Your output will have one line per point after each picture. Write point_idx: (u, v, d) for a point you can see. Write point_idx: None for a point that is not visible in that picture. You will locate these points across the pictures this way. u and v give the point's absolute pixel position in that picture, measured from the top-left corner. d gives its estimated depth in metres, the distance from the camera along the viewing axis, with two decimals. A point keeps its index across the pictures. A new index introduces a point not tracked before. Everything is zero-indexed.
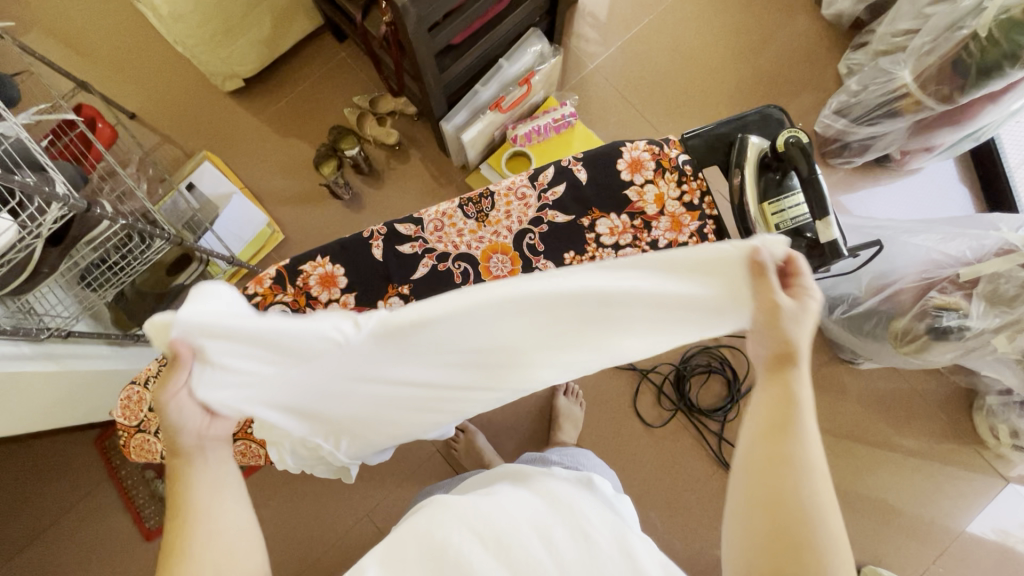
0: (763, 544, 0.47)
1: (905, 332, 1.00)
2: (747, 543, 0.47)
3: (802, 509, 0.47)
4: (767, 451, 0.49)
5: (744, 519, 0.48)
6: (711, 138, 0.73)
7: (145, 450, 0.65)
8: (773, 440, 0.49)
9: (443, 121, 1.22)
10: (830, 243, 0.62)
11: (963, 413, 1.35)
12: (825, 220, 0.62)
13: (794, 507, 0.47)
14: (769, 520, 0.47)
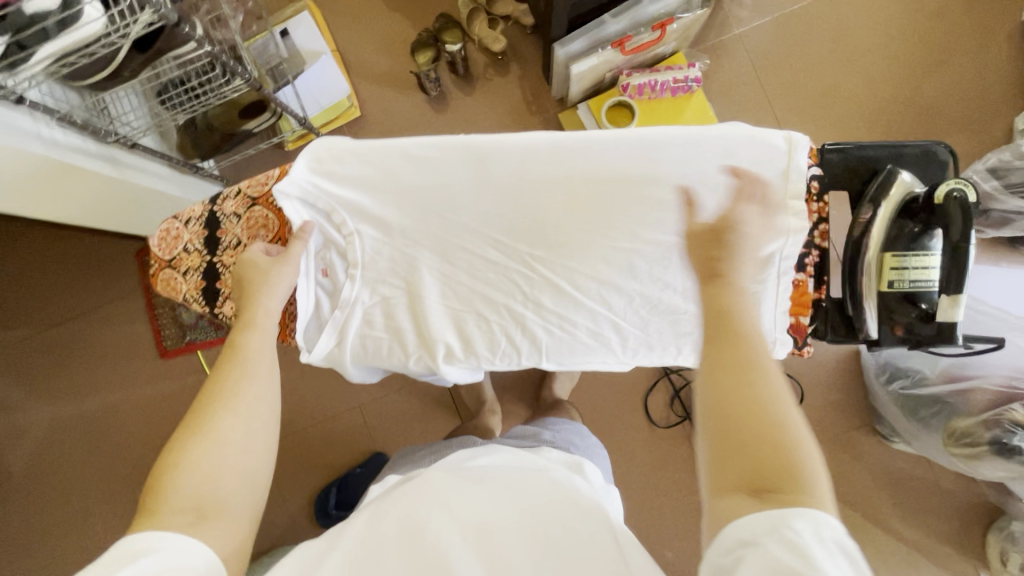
0: (738, 475, 0.43)
1: (963, 434, 0.93)
2: (720, 478, 0.44)
3: (786, 473, 0.42)
4: (722, 381, 0.46)
5: (710, 460, 0.45)
6: (852, 158, 0.61)
7: (170, 287, 0.64)
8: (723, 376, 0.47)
9: (556, 43, 1.10)
10: (948, 324, 0.54)
11: (978, 528, 1.26)
12: (953, 298, 0.53)
13: (767, 438, 0.43)
14: (736, 440, 0.44)
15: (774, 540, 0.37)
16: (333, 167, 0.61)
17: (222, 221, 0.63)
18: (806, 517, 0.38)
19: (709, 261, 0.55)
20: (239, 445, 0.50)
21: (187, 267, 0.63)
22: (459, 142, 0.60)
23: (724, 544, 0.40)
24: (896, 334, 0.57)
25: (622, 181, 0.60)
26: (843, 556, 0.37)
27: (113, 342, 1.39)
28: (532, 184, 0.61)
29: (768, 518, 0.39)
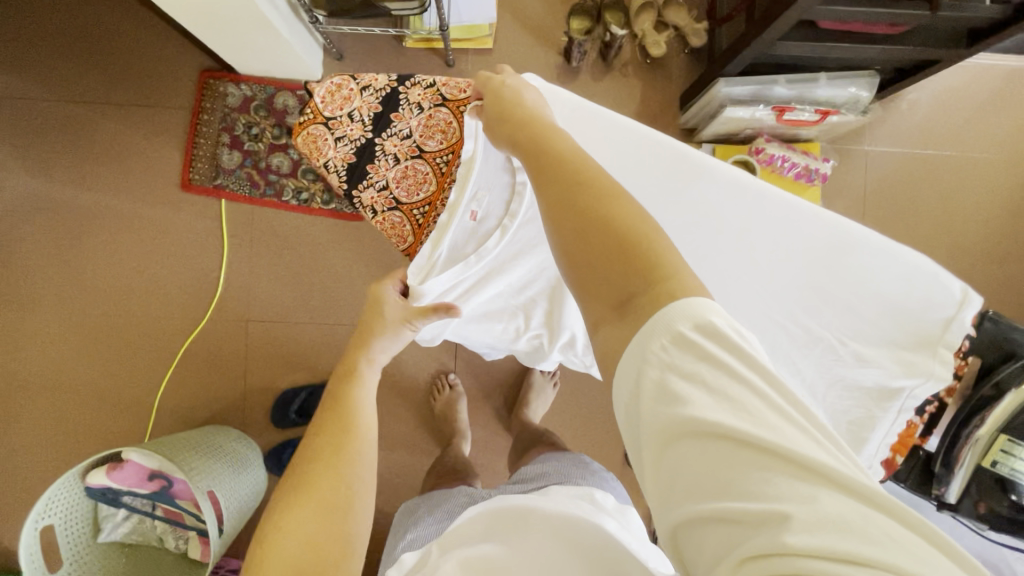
0: (601, 311, 0.42)
1: None
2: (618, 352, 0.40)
3: (638, 283, 0.40)
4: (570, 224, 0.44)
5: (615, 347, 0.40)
6: (1001, 338, 0.60)
7: (313, 144, 0.58)
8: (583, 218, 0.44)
9: (722, 79, 1.06)
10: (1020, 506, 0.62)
11: None
12: None
13: (620, 239, 0.42)
14: (601, 282, 0.42)
15: (640, 392, 0.38)
16: None
17: (400, 105, 0.58)
18: (657, 326, 0.38)
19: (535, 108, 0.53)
20: (340, 510, 0.57)
21: (344, 135, 0.58)
22: (669, 145, 0.58)
23: (622, 413, 0.40)
24: (976, 507, 0.63)
25: (802, 259, 0.58)
26: (695, 357, 0.36)
27: (133, 148, 1.26)
28: (719, 222, 0.59)
29: (630, 363, 0.39)
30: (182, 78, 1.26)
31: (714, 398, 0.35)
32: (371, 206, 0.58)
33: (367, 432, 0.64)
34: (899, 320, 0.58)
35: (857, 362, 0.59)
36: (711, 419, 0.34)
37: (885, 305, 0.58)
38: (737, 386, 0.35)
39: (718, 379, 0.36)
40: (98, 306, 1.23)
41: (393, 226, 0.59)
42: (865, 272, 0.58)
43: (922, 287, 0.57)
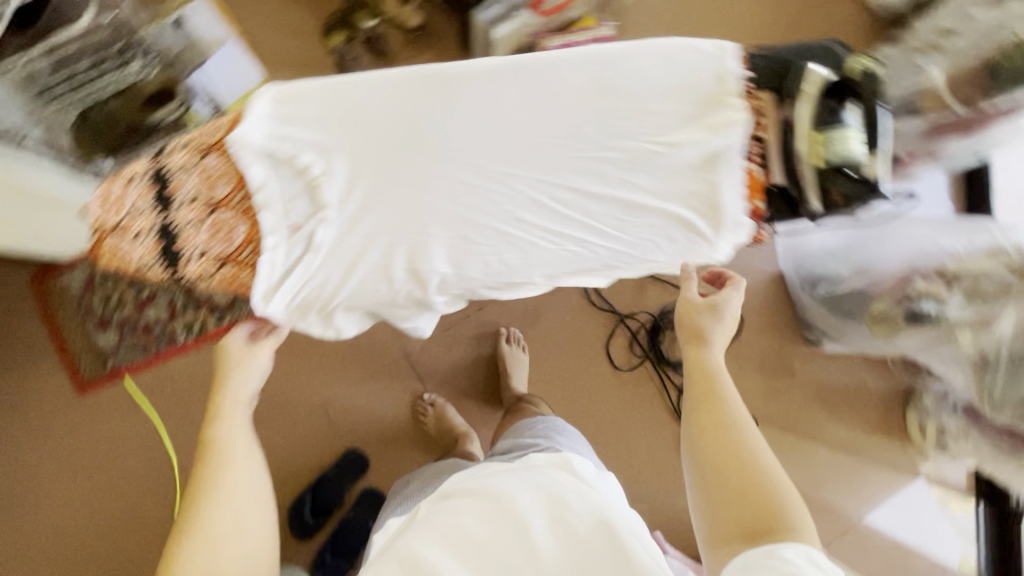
0: (732, 526, 0.59)
1: (882, 314, 1.07)
2: (715, 529, 0.61)
3: (774, 516, 0.57)
4: (710, 439, 0.66)
5: (707, 510, 0.62)
6: (774, 60, 0.66)
7: (120, 251, 0.61)
8: (716, 440, 0.66)
9: (476, 11, 1.17)
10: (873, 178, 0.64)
11: (898, 408, 1.46)
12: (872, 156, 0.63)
13: (749, 484, 0.61)
14: (731, 496, 0.61)
15: (748, 571, 0.52)
16: (297, 110, 0.60)
17: (170, 176, 0.59)
18: (794, 547, 0.52)
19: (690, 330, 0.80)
20: (229, 527, 0.60)
21: (138, 230, 0.59)
22: (421, 71, 0.62)
23: (727, 572, 0.54)
24: (834, 201, 0.65)
25: (581, 95, 0.63)
26: (813, 566, 0.50)
27: (8, 384, 1.19)
28: (498, 107, 0.62)
29: (758, 555, 0.53)
30: (14, 300, 1.20)
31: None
32: (202, 273, 0.60)
33: (250, 465, 0.67)
34: (685, 94, 0.65)
35: (674, 148, 0.64)
36: None
37: (667, 88, 0.65)
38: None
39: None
40: (70, 550, 1.17)
41: (231, 279, 0.61)
42: (636, 73, 0.64)
43: (682, 59, 0.65)
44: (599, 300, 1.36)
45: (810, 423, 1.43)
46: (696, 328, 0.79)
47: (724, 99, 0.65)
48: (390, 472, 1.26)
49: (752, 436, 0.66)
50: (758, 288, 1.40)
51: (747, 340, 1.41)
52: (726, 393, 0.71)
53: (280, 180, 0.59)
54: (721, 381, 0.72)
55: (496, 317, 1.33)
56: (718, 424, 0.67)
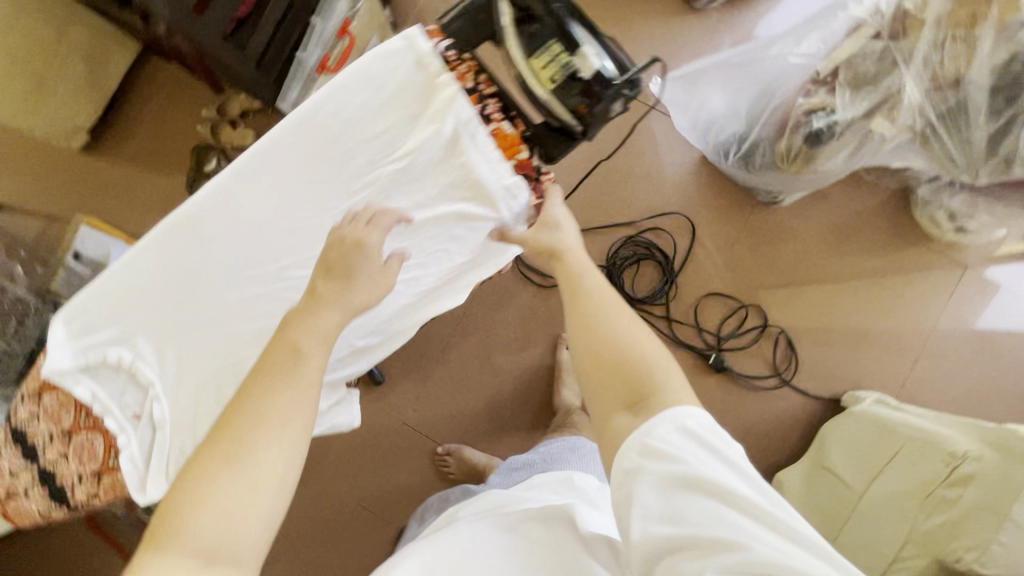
0: (613, 398, 0.52)
1: (788, 150, 0.95)
2: (600, 402, 0.53)
3: (647, 384, 0.51)
4: (581, 327, 0.57)
5: (591, 394, 0.54)
6: (473, 12, 0.63)
7: (25, 507, 0.68)
8: (581, 329, 0.57)
9: (278, 101, 1.20)
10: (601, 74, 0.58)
11: (903, 214, 1.32)
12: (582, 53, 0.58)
13: (632, 357, 0.53)
14: (604, 374, 0.53)
15: (643, 457, 0.46)
16: (84, 321, 0.63)
17: (26, 429, 0.65)
18: (678, 413, 0.48)
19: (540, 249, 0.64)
20: (264, 482, 0.43)
21: (24, 487, 0.66)
22: (162, 227, 0.63)
23: (621, 467, 0.48)
24: (584, 113, 0.60)
25: (307, 163, 0.64)
26: (700, 437, 0.46)
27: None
28: (245, 216, 0.64)
29: (641, 433, 0.48)
30: None
31: (701, 464, 0.44)
32: (89, 494, 0.65)
33: (293, 405, 0.46)
34: (398, 105, 0.64)
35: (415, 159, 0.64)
36: (697, 476, 0.44)
37: (380, 110, 0.64)
38: (737, 459, 0.45)
39: (707, 453, 0.45)
40: None
41: (114, 485, 0.65)
42: (342, 113, 0.64)
43: (377, 73, 0.63)
44: (547, 280, 1.32)
45: (820, 279, 1.32)
46: (545, 248, 0.64)
47: (433, 88, 0.63)
48: None
49: (617, 318, 0.56)
50: (690, 183, 1.32)
51: (709, 236, 1.32)
52: (584, 284, 0.60)
53: (106, 385, 0.63)
54: (585, 276, 0.61)
55: (464, 348, 1.33)
56: (581, 318, 0.57)
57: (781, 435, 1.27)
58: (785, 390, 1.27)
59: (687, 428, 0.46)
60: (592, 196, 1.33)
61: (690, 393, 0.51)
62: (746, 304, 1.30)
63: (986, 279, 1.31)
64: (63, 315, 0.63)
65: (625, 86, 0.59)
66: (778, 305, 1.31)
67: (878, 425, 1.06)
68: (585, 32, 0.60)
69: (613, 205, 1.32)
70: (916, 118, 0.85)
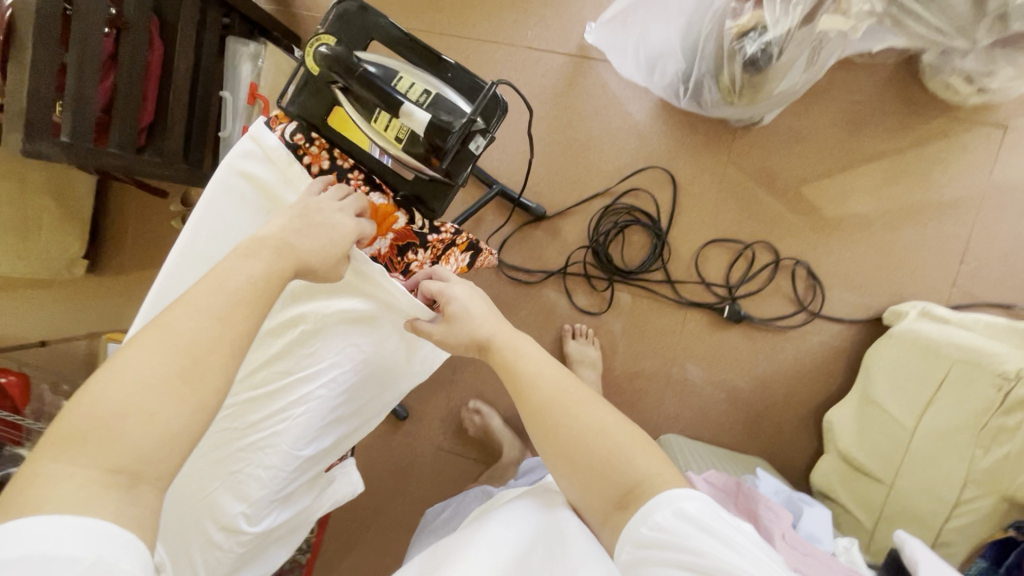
0: (602, 500, 0.53)
1: (731, 83, 0.85)
2: (593, 506, 0.54)
3: (627, 476, 0.52)
4: (541, 432, 0.55)
5: (579, 497, 0.54)
6: (310, 84, 0.59)
7: None
8: (538, 427, 0.55)
9: None
10: (433, 123, 0.52)
11: (914, 85, 1.12)
12: (403, 112, 0.52)
13: (602, 449, 0.52)
14: (588, 475, 0.53)
15: (645, 544, 0.48)
16: None
17: None
18: (671, 497, 0.49)
19: (467, 338, 0.60)
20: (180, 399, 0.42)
21: None
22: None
23: (627, 554, 0.50)
24: (439, 166, 0.54)
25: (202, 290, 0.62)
26: (694, 518, 0.47)
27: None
28: None
29: (638, 519, 0.49)
30: None
31: (697, 544, 0.45)
32: None
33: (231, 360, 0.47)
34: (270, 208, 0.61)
35: None
36: (694, 560, 0.45)
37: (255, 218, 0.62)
38: (735, 537, 0.45)
39: (703, 533, 0.46)
40: None
41: None
42: (217, 232, 0.61)
43: (237, 183, 0.61)
44: (535, 275, 1.27)
45: (830, 191, 1.17)
46: (466, 337, 0.60)
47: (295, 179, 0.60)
48: None
49: (576, 409, 0.54)
50: (657, 131, 1.20)
51: (693, 181, 1.20)
52: (526, 374, 0.57)
53: None
54: (521, 363, 0.57)
55: (473, 364, 1.31)
56: (540, 422, 0.55)
57: (821, 370, 1.19)
58: (815, 322, 1.18)
59: (681, 510, 0.47)
60: (557, 176, 1.24)
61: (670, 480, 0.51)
62: (751, 244, 1.19)
63: None
64: None
65: (475, 119, 0.53)
66: (788, 232, 1.18)
67: (919, 347, 0.94)
68: (409, 77, 0.53)
69: (581, 178, 1.23)
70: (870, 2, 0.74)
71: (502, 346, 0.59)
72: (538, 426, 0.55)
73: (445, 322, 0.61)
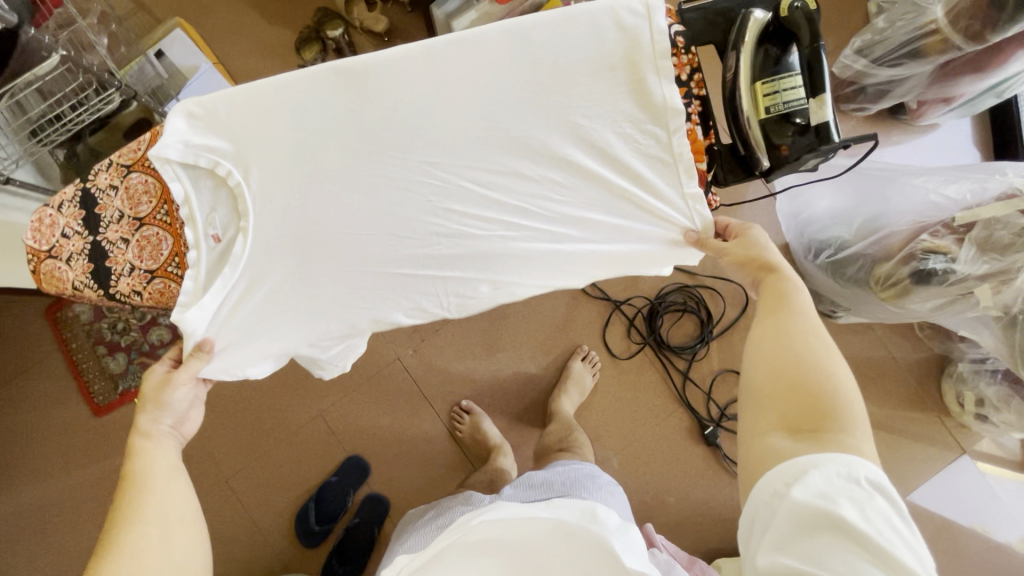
0: (778, 419, 0.48)
1: (889, 277, 0.96)
2: (762, 416, 0.49)
3: (823, 426, 0.46)
4: (767, 343, 0.52)
5: (748, 410, 0.50)
6: (712, 13, 0.63)
7: (56, 279, 0.61)
8: (772, 337, 0.53)
9: (434, 6, 1.14)
10: (821, 126, 0.57)
11: (933, 379, 1.35)
12: (819, 100, 0.57)
13: (820, 394, 0.48)
14: (783, 393, 0.49)
15: (801, 488, 0.41)
16: (205, 122, 0.60)
17: (98, 197, 0.60)
18: (841, 462, 0.42)
19: (750, 261, 0.60)
20: (155, 546, 0.55)
21: (69, 253, 0.60)
22: (331, 68, 0.60)
23: (762, 495, 0.43)
24: (784, 154, 0.59)
25: (496, 74, 0.60)
26: (866, 496, 0.40)
27: (3, 415, 1.17)
28: (410, 97, 0.60)
29: (800, 462, 0.43)
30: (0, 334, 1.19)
31: (859, 511, 0.39)
32: (131, 289, 0.61)
33: (181, 488, 0.61)
34: (613, 62, 0.60)
35: (606, 117, 0.61)
36: (854, 525, 0.39)
37: (595, 61, 0.60)
38: (902, 527, 0.39)
39: (868, 508, 0.40)
40: None
41: (162, 292, 0.61)
42: (552, 43, 0.60)
43: (603, 25, 0.60)
44: (592, 288, 1.32)
45: None
46: (754, 257, 0.60)
47: (662, 62, 0.60)
48: (390, 478, 1.26)
49: (825, 351, 0.50)
50: None
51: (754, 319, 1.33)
52: (793, 302, 0.55)
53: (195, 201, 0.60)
54: (799, 294, 0.56)
55: (486, 312, 1.31)
56: (778, 336, 0.52)
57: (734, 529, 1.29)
58: None
59: (853, 476, 0.41)
60: None
61: (871, 450, 0.45)
62: None
63: (982, 471, 1.32)
64: (197, 100, 0.60)
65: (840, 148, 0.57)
66: None
67: None
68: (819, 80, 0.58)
69: None
70: (1016, 299, 0.88)
71: (789, 278, 0.57)
72: (769, 333, 0.53)
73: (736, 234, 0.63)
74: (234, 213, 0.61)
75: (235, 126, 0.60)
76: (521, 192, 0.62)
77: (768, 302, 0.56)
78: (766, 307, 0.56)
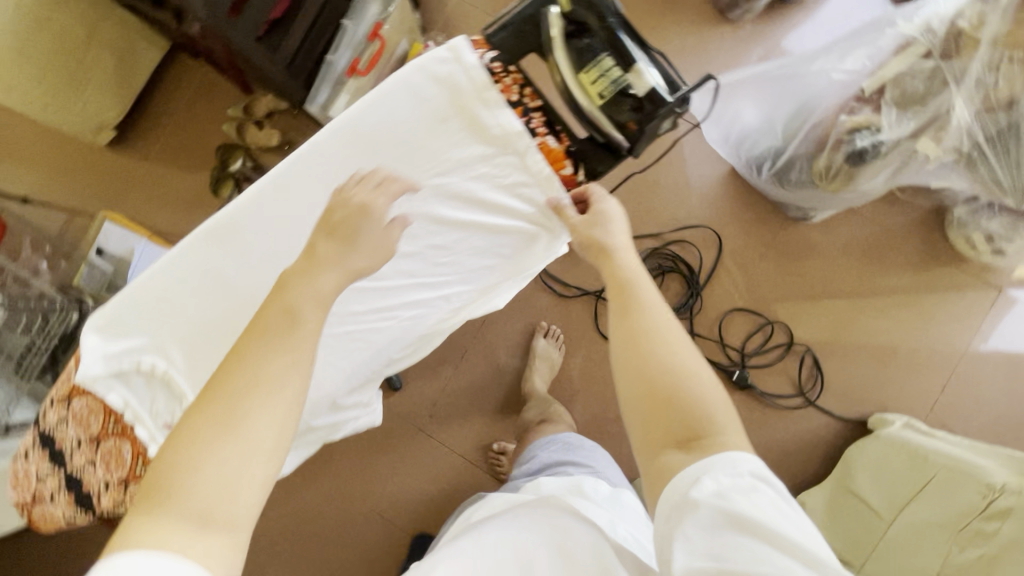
0: (663, 434, 0.47)
1: (828, 168, 0.94)
2: (645, 438, 0.48)
3: (702, 430, 0.46)
4: (629, 352, 0.50)
5: (634, 428, 0.49)
6: (518, 26, 0.63)
7: (49, 518, 0.65)
8: (633, 343, 0.50)
9: (307, 104, 1.20)
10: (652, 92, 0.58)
11: (938, 232, 1.28)
12: (636, 70, 0.57)
13: (689, 396, 0.47)
14: (658, 406, 0.47)
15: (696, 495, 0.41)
16: (115, 330, 0.63)
17: (53, 435, 0.64)
18: (724, 460, 0.43)
19: (591, 245, 0.58)
20: None
21: (49, 493, 0.64)
22: (201, 234, 0.63)
23: (664, 513, 0.43)
24: (635, 130, 0.59)
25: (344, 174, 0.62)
26: (754, 487, 0.41)
27: None
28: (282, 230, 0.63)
29: (692, 472, 0.43)
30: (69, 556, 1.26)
31: (752, 502, 0.40)
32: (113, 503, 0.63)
33: None
34: (443, 115, 0.62)
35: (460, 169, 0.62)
36: (751, 519, 0.39)
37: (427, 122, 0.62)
38: (788, 506, 0.41)
39: (759, 497, 0.41)
40: None
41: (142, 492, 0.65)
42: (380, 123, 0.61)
43: (420, 85, 0.61)
44: (569, 289, 1.31)
45: (843, 294, 1.29)
46: (594, 243, 0.58)
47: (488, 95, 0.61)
48: None
49: (681, 347, 0.50)
50: (717, 198, 1.31)
51: (735, 251, 1.30)
52: (643, 298, 0.53)
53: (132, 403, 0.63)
54: (645, 286, 0.54)
55: (480, 353, 1.31)
56: (636, 342, 0.50)
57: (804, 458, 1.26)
58: (810, 411, 1.26)
59: (737, 470, 0.42)
60: None
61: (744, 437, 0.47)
62: (771, 321, 1.28)
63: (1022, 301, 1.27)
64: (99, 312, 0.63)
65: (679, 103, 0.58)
66: (806, 323, 1.29)
67: (907, 450, 1.03)
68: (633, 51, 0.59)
69: (639, 216, 1.31)
70: (962, 140, 0.83)
71: (626, 268, 0.55)
72: (629, 341, 0.50)
73: (586, 221, 0.60)
74: (172, 396, 0.64)
75: (147, 321, 0.63)
76: (413, 271, 0.62)
77: (618, 299, 0.53)
78: (618, 309, 0.53)
